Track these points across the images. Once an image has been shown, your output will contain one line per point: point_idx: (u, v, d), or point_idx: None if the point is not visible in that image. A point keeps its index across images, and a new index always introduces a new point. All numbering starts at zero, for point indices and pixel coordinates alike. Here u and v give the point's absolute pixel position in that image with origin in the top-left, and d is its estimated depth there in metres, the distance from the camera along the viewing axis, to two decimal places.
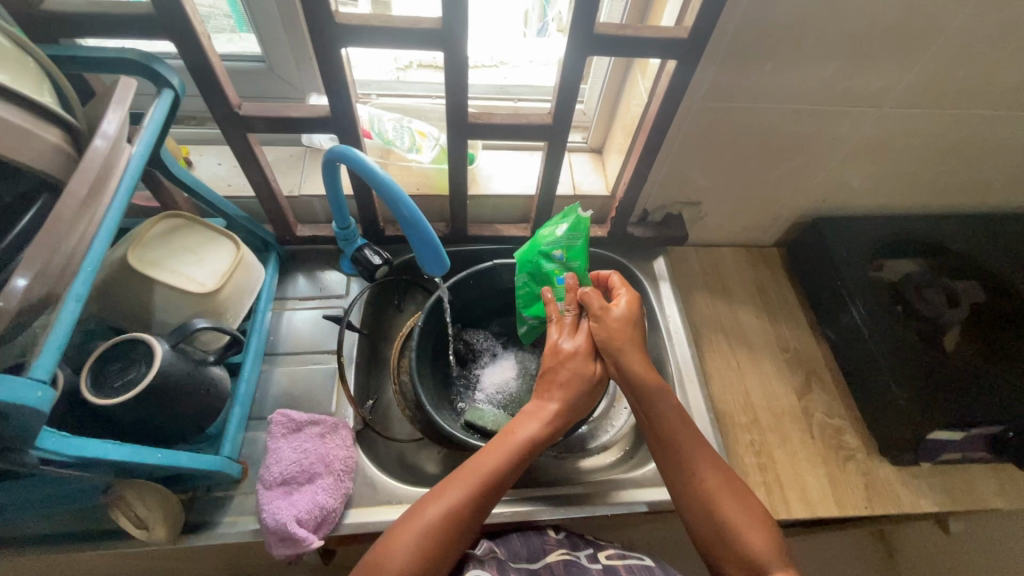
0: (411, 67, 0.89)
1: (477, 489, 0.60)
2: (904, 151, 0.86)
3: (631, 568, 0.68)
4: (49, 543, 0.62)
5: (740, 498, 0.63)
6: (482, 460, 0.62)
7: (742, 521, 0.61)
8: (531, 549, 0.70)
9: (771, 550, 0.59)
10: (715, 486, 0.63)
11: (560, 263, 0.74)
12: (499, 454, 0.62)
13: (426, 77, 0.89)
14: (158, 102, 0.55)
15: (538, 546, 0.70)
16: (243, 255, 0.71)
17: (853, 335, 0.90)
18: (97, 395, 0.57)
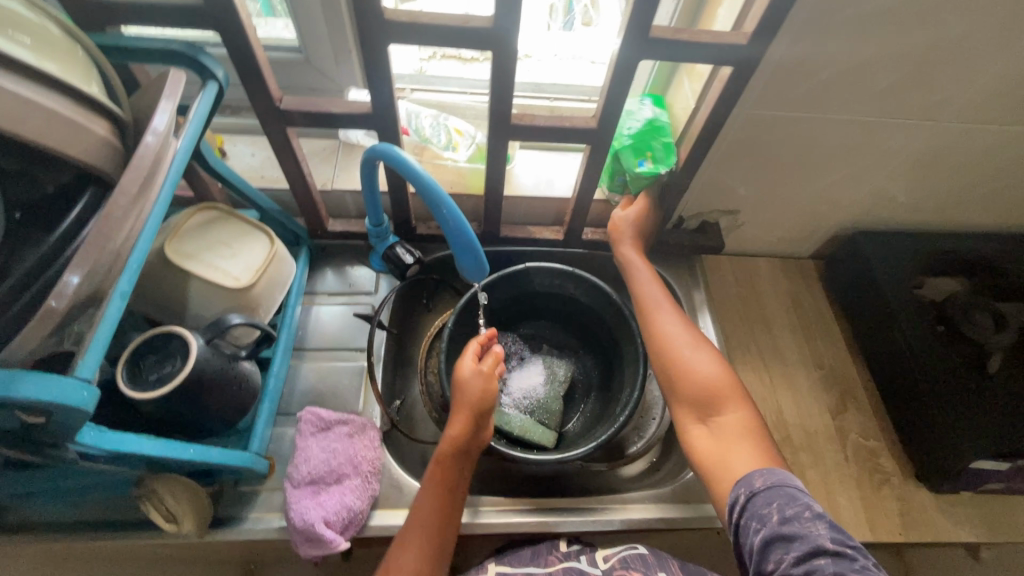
0: (434, 58, 0.88)
1: (427, 529, 0.61)
2: (959, 167, 0.83)
3: (625, 560, 0.68)
4: (78, 531, 0.63)
5: (704, 356, 0.69)
6: (424, 499, 0.63)
7: (695, 366, 0.67)
8: (534, 558, 0.71)
9: (713, 378, 0.65)
10: (683, 347, 0.70)
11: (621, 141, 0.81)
12: (437, 485, 0.63)
13: (447, 71, 0.88)
14: (203, 94, 0.53)
15: (543, 555, 0.71)
16: (277, 250, 0.70)
17: (894, 354, 0.87)
18: (132, 388, 0.56)
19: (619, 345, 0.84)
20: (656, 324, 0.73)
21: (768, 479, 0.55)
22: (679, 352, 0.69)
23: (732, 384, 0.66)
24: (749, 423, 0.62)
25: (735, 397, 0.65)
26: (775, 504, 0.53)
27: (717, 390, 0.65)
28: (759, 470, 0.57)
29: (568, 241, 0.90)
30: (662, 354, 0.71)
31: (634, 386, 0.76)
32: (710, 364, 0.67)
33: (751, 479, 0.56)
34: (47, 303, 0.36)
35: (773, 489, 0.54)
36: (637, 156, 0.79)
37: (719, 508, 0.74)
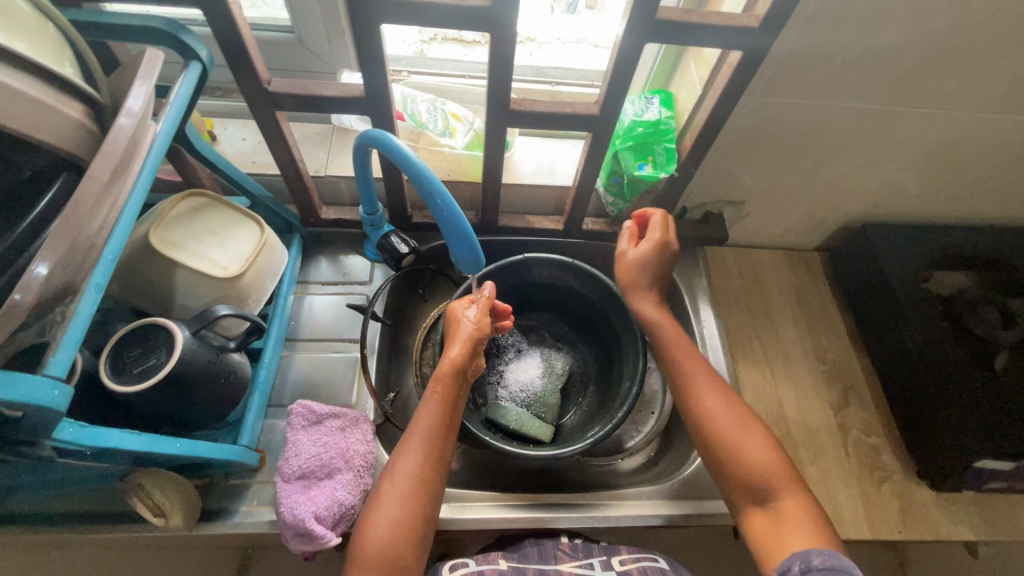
0: (434, 41, 0.85)
1: (427, 442, 0.60)
2: (972, 159, 0.80)
3: (644, 569, 0.65)
4: (65, 524, 0.62)
5: (751, 428, 0.64)
6: (424, 409, 0.62)
7: (744, 447, 0.62)
8: (543, 553, 0.68)
9: (772, 468, 0.60)
10: (730, 421, 0.64)
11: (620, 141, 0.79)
12: (437, 398, 0.62)
13: (450, 53, 0.85)
14: (185, 75, 0.51)
15: (551, 551, 0.68)
16: (267, 238, 0.68)
17: (900, 350, 0.85)
18: (116, 381, 0.54)
19: (619, 339, 0.82)
20: (698, 393, 0.67)
21: (829, 560, 0.51)
22: (721, 423, 0.64)
23: (786, 467, 0.61)
24: (806, 504, 0.58)
25: (789, 479, 0.60)
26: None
27: (768, 474, 0.60)
28: (820, 550, 0.53)
29: (568, 231, 0.88)
30: (705, 424, 0.65)
31: (633, 381, 0.74)
32: (758, 439, 0.63)
33: (808, 555, 0.53)
34: (12, 296, 0.34)
35: (830, 570, 0.50)
36: (637, 159, 0.77)
37: (716, 505, 0.73)
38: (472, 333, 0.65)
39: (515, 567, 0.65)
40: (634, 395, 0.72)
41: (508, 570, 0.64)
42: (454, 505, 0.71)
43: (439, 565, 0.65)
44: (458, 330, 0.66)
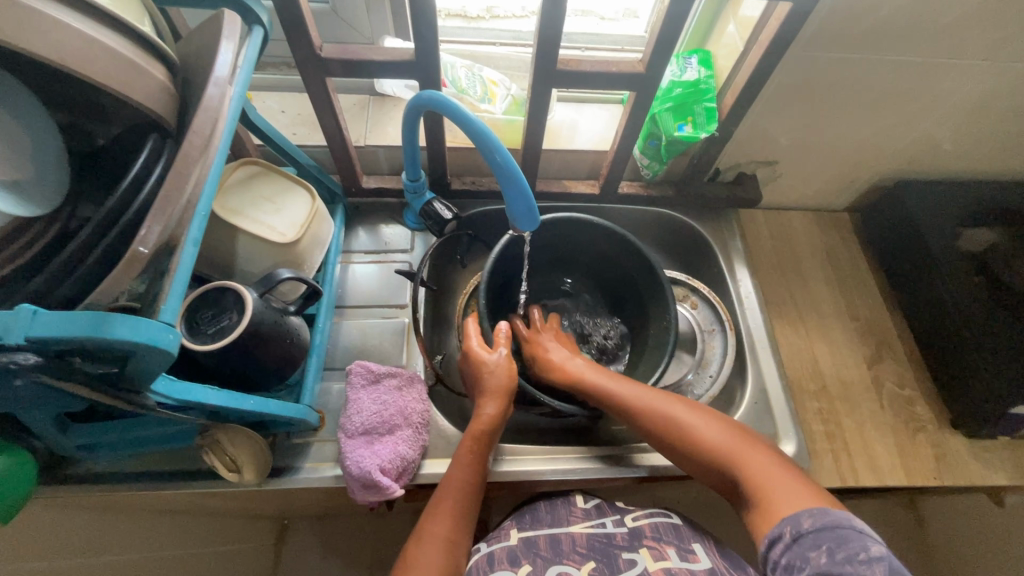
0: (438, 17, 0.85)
1: (462, 497, 0.62)
2: (1009, 112, 0.80)
3: (656, 528, 0.68)
4: (145, 481, 0.65)
5: (695, 421, 0.64)
6: (458, 472, 0.63)
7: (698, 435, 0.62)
8: (555, 518, 0.71)
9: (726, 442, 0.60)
10: (673, 422, 0.64)
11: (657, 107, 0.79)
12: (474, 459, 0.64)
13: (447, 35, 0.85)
14: (250, 40, 0.52)
15: (564, 516, 0.71)
16: (318, 205, 0.70)
17: (935, 302, 0.86)
18: (192, 340, 0.57)
19: (644, 305, 0.84)
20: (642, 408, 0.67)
21: (819, 519, 0.49)
22: (677, 430, 0.64)
23: (738, 438, 0.61)
24: (770, 465, 0.57)
25: (746, 448, 0.59)
26: (826, 546, 0.47)
27: (724, 453, 0.60)
28: (809, 507, 0.50)
29: (604, 195, 0.89)
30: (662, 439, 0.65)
31: (665, 341, 0.76)
32: (703, 424, 0.63)
33: (798, 517, 0.50)
34: (134, 248, 0.36)
35: (825, 531, 0.48)
36: (677, 120, 0.77)
37: None
38: (505, 386, 0.69)
39: (524, 539, 0.68)
40: (670, 350, 0.73)
41: (518, 544, 0.67)
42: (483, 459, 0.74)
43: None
44: (491, 384, 0.68)
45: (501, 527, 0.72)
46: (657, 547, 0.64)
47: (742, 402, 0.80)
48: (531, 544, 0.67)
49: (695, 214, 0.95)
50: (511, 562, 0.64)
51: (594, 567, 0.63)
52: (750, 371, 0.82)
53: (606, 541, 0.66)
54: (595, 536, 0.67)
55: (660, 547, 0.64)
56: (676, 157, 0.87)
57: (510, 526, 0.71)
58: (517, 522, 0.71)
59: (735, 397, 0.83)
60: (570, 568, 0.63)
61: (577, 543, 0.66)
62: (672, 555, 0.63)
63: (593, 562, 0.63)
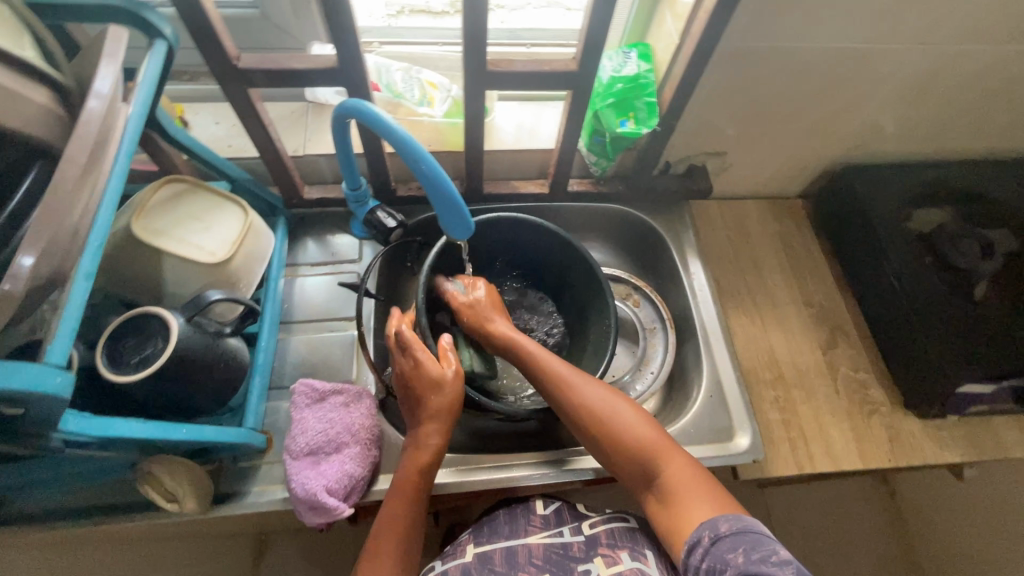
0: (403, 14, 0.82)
1: (404, 530, 0.60)
2: (946, 93, 0.81)
3: (612, 533, 0.66)
4: (81, 519, 0.62)
5: (623, 415, 0.62)
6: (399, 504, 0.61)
7: (620, 425, 0.61)
8: (513, 529, 0.69)
9: (652, 440, 0.59)
10: (602, 416, 0.62)
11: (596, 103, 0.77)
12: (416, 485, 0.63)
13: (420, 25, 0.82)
14: (151, 55, 0.49)
15: (522, 526, 0.69)
16: (252, 220, 0.68)
17: (884, 285, 0.87)
18: (115, 372, 0.54)
19: (590, 307, 0.82)
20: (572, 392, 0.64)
21: (733, 524, 0.51)
22: (604, 423, 0.61)
23: (663, 437, 0.60)
24: (691, 471, 0.57)
25: (668, 451, 0.59)
26: (743, 548, 0.49)
27: (643, 450, 0.59)
28: (722, 513, 0.53)
29: (554, 194, 0.88)
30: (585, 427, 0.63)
31: (608, 341, 0.75)
32: (630, 419, 0.61)
33: (716, 521, 0.52)
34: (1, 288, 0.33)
35: (740, 534, 0.50)
36: (619, 116, 0.77)
37: (710, 449, 0.76)
38: (446, 411, 0.65)
39: (480, 554, 0.66)
40: (610, 350, 0.73)
41: (472, 561, 0.66)
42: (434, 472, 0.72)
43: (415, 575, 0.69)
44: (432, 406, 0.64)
45: (459, 542, 0.71)
46: (611, 555, 0.63)
47: (695, 400, 0.80)
48: (486, 558, 0.66)
49: (648, 209, 0.94)
50: None
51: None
52: (706, 365, 0.82)
53: (563, 553, 0.65)
54: (551, 548, 0.66)
55: (614, 553, 0.63)
56: (624, 152, 0.86)
57: (467, 541, 0.69)
58: (475, 536, 0.70)
59: (692, 391, 0.83)
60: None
61: (533, 556, 0.65)
62: (625, 559, 0.62)
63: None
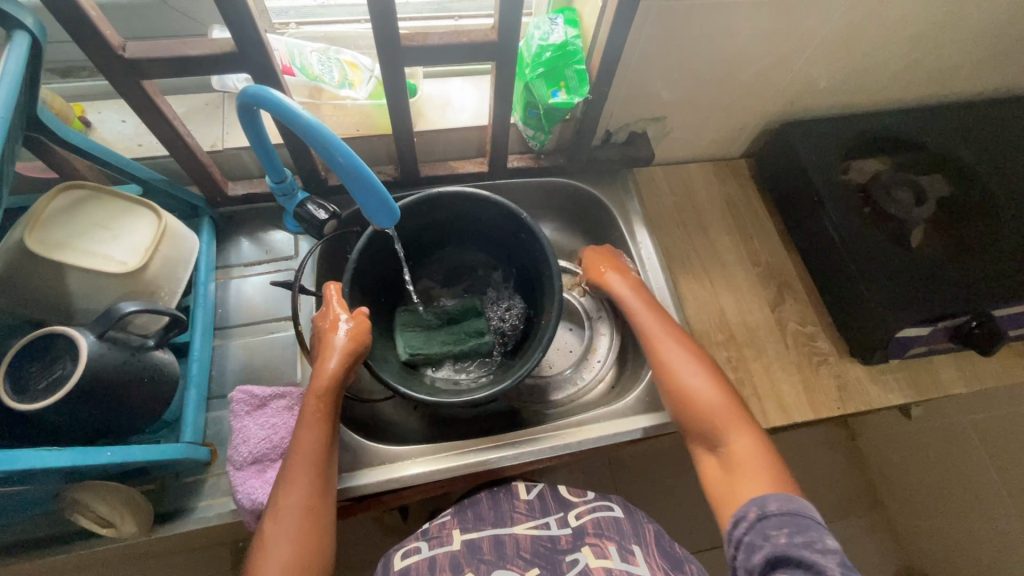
0: None
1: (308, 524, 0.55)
2: (872, 43, 0.81)
3: (599, 524, 0.65)
4: (13, 553, 0.59)
5: (710, 390, 0.65)
6: (308, 434, 0.58)
7: (700, 391, 0.65)
8: (499, 516, 0.67)
9: (730, 411, 0.64)
10: (693, 387, 0.66)
11: (530, 75, 0.75)
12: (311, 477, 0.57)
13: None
14: (11, 48, 0.44)
15: (508, 512, 0.68)
16: (167, 223, 0.63)
17: (825, 239, 0.88)
18: (21, 400, 0.50)
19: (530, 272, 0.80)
20: (660, 352, 0.69)
21: (784, 503, 0.55)
22: (682, 379, 0.67)
23: (737, 408, 0.64)
24: (755, 446, 0.62)
25: (739, 423, 0.63)
26: (786, 529, 0.53)
27: (715, 417, 0.64)
28: (773, 492, 0.57)
29: (494, 171, 0.86)
30: (675, 395, 0.67)
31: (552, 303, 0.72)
32: (709, 391, 0.65)
33: (765, 499, 0.56)
34: None
35: (788, 514, 0.55)
36: (550, 86, 0.74)
37: (668, 414, 0.76)
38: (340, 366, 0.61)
39: (468, 543, 0.64)
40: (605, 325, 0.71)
41: (460, 549, 0.63)
42: (395, 465, 0.70)
43: (394, 553, 0.66)
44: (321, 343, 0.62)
45: (441, 525, 0.68)
46: (599, 545, 0.62)
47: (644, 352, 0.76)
48: (475, 548, 0.63)
49: (592, 180, 0.93)
50: (453, 572, 0.60)
51: (538, 574, 0.60)
52: None
53: (551, 546, 0.63)
54: (539, 540, 0.64)
55: (602, 544, 0.62)
56: (561, 124, 0.84)
57: (451, 525, 0.67)
58: (457, 520, 0.68)
59: (646, 358, 0.83)
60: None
61: (522, 548, 0.63)
62: (614, 555, 0.61)
63: (537, 569, 0.61)
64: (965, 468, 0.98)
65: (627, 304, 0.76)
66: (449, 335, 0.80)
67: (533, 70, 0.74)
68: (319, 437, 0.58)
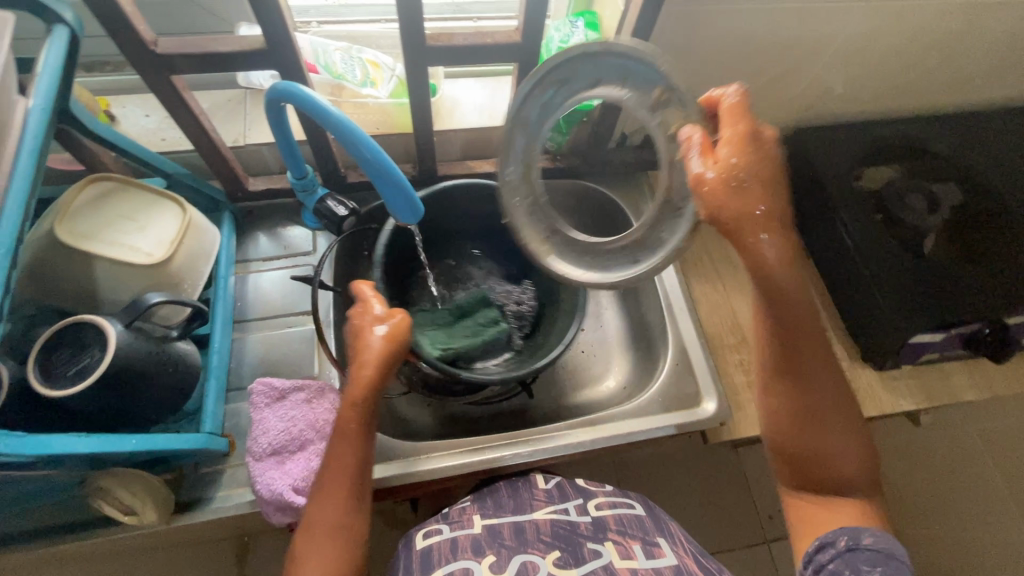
0: None
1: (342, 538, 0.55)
2: (889, 50, 0.82)
3: (621, 521, 0.66)
4: (34, 539, 0.60)
5: (839, 445, 0.56)
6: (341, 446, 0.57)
7: (831, 445, 0.56)
8: (519, 503, 0.68)
9: (854, 472, 0.56)
10: (826, 441, 0.56)
11: None
12: (343, 485, 0.55)
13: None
14: (51, 42, 0.45)
15: (527, 501, 0.68)
16: (191, 217, 0.64)
17: (839, 245, 0.88)
18: (50, 387, 0.51)
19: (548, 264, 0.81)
20: (808, 388, 0.55)
21: (881, 540, 0.52)
22: (816, 427, 0.56)
23: (867, 465, 0.57)
24: (868, 513, 0.56)
25: (859, 484, 0.56)
26: (877, 565, 0.50)
27: (841, 478, 0.56)
28: (871, 527, 0.54)
29: None
30: (800, 439, 0.57)
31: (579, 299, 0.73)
32: (842, 449, 0.56)
33: (858, 531, 0.53)
34: None
35: (879, 550, 0.52)
36: None
37: (680, 414, 0.76)
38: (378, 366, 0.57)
39: (488, 527, 0.64)
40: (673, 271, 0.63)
41: (482, 532, 0.63)
42: (410, 459, 0.71)
43: (414, 534, 0.67)
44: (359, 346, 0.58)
45: (462, 510, 0.69)
46: (624, 543, 0.62)
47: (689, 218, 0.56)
48: (496, 533, 0.63)
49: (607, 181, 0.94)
50: (475, 553, 0.61)
51: (558, 557, 0.60)
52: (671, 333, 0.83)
53: (570, 530, 0.63)
54: (558, 523, 0.64)
55: (626, 544, 0.61)
56: (578, 126, 0.85)
57: (471, 511, 0.68)
58: (477, 507, 0.69)
59: (658, 358, 0.83)
60: (535, 560, 0.59)
61: (542, 532, 0.63)
62: (639, 554, 0.60)
63: (557, 551, 0.60)
64: None
65: (775, 270, 0.51)
66: (470, 326, 0.78)
67: None
68: (353, 449, 0.57)
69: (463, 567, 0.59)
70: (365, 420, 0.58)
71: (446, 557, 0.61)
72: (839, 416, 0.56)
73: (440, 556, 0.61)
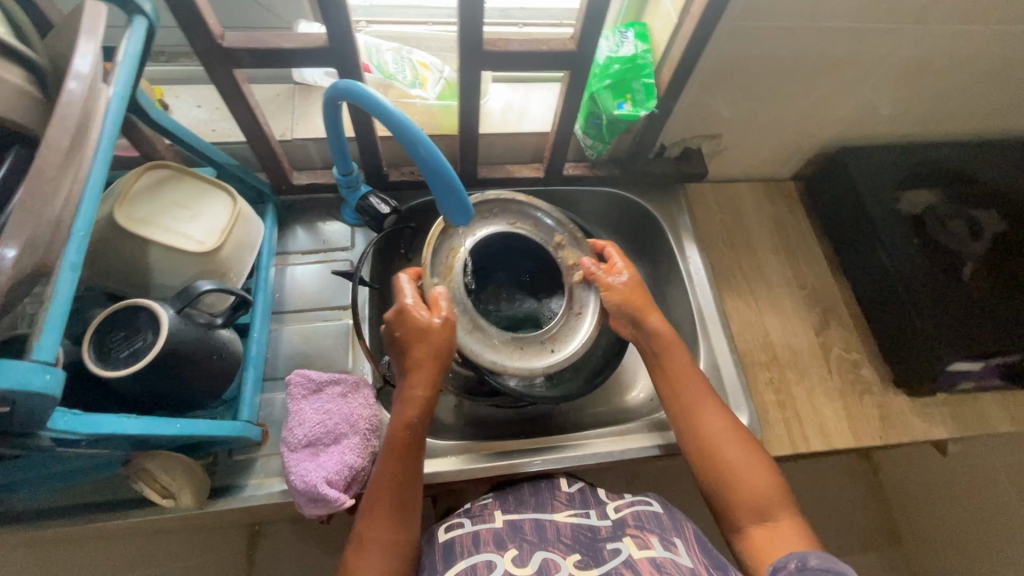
0: None
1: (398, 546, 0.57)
2: (939, 75, 0.81)
3: (639, 516, 0.65)
4: (73, 515, 0.61)
5: (746, 462, 0.62)
6: (391, 462, 0.60)
7: (742, 467, 0.61)
8: (540, 503, 0.68)
9: (771, 489, 0.60)
10: (735, 462, 0.62)
11: (595, 85, 0.76)
12: (393, 498, 0.59)
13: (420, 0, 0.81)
14: (131, 32, 0.47)
15: (548, 501, 0.68)
16: (241, 207, 0.66)
17: (876, 268, 0.87)
18: (103, 368, 0.52)
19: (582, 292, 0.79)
20: (701, 421, 0.65)
21: (825, 561, 0.50)
22: (717, 451, 0.63)
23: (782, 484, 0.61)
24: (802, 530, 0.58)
25: (783, 501, 0.59)
26: None
27: (764, 495, 0.59)
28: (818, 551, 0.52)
29: (549, 178, 0.87)
30: (710, 468, 0.63)
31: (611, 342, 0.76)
32: (751, 467, 0.61)
33: (806, 554, 0.51)
34: None
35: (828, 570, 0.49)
36: (616, 98, 0.76)
37: None
38: (432, 366, 0.62)
39: (510, 522, 0.64)
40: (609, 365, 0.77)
41: (504, 527, 0.64)
42: (436, 460, 0.72)
43: (436, 529, 0.67)
44: (413, 359, 0.62)
45: (483, 505, 0.68)
46: (641, 536, 0.61)
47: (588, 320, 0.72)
48: (516, 527, 0.63)
49: (642, 192, 0.94)
50: (497, 546, 0.61)
51: (579, 558, 0.59)
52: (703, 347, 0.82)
53: (591, 534, 0.63)
54: (579, 528, 0.64)
55: (643, 536, 0.61)
56: (619, 135, 0.85)
57: (493, 506, 0.68)
58: (498, 504, 0.68)
59: None
60: (555, 557, 0.59)
61: (562, 533, 0.63)
62: (656, 544, 0.59)
63: (578, 553, 0.60)
64: (1001, 508, 0.96)
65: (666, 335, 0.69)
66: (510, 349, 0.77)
67: (598, 81, 0.75)
68: (402, 464, 0.60)
69: (486, 560, 0.59)
70: (414, 435, 0.62)
71: (467, 551, 0.61)
72: (737, 439, 0.63)
73: (461, 548, 0.61)
